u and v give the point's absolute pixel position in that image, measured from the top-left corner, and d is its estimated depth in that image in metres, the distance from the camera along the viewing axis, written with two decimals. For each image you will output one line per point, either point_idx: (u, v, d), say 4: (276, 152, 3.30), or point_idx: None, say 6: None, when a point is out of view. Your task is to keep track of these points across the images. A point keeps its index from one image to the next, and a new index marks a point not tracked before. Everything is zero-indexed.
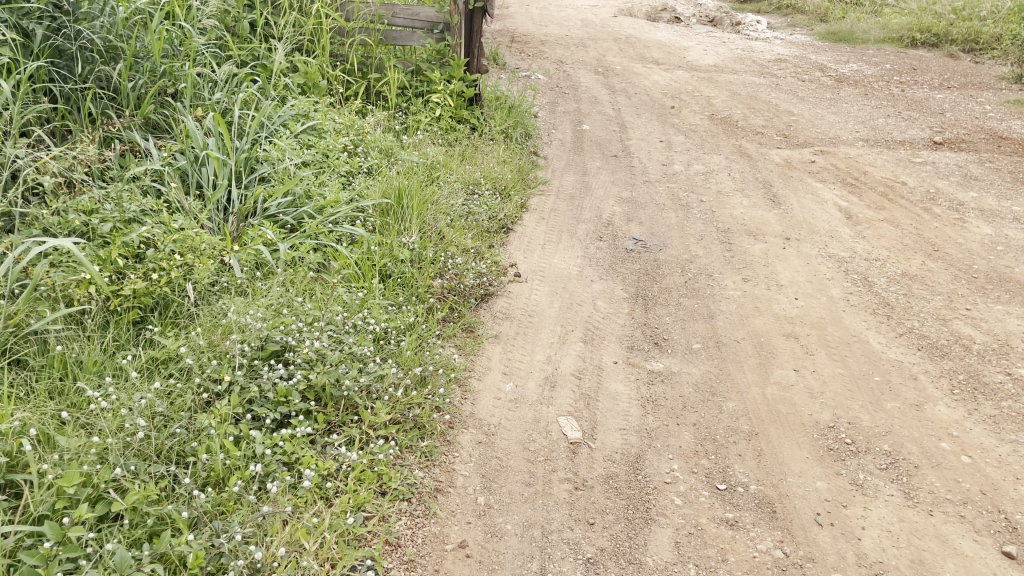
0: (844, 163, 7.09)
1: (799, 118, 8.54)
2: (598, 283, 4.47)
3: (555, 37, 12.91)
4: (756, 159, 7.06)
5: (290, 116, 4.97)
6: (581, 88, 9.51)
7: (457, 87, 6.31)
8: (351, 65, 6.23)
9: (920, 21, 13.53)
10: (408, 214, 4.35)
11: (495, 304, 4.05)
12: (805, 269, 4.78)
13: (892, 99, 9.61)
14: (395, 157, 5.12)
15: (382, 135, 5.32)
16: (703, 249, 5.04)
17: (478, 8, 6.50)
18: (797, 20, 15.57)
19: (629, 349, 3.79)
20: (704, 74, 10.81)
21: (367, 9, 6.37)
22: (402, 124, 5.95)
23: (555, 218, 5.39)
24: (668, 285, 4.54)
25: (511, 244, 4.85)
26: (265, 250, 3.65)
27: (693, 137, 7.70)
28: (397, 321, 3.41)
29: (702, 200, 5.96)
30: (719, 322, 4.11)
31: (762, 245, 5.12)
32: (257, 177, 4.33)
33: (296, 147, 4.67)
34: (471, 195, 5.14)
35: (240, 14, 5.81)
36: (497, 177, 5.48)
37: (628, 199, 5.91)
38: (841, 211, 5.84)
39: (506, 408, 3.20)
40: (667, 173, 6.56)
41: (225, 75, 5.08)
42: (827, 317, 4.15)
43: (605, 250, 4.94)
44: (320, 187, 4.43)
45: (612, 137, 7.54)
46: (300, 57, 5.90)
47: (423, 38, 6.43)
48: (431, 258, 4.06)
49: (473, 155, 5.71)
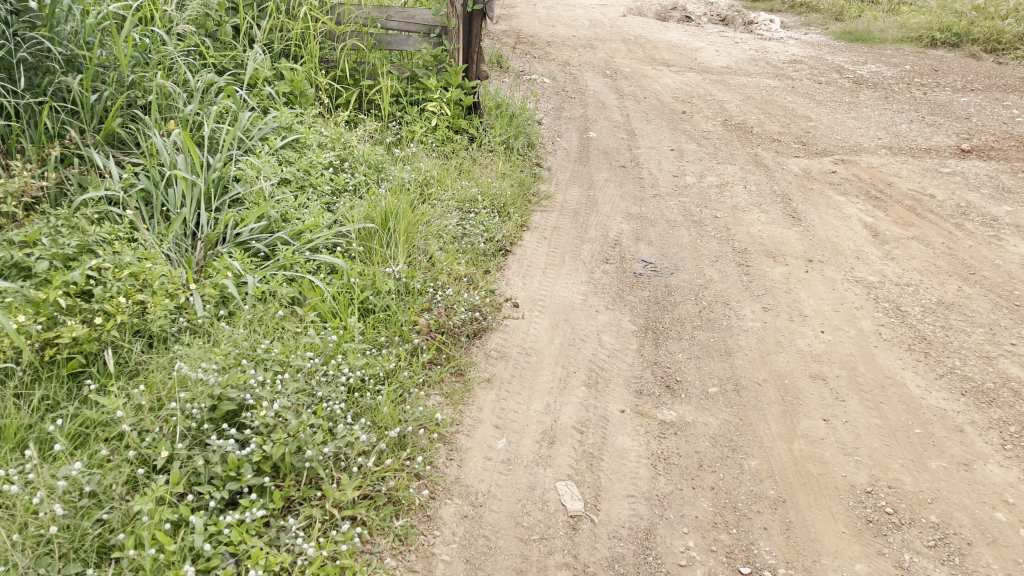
0: (867, 173, 6.66)
1: (818, 124, 8.10)
2: (603, 312, 4.07)
3: (562, 37, 12.52)
4: (772, 170, 6.65)
5: (271, 129, 4.60)
6: (588, 92, 9.11)
7: (454, 95, 5.93)
8: (341, 71, 5.86)
9: (940, 20, 13.05)
10: (394, 239, 3.97)
11: (488, 341, 3.65)
12: (831, 296, 4.37)
13: (914, 103, 9.15)
14: (385, 174, 4.76)
15: (371, 149, 4.95)
16: (719, 273, 4.64)
17: (477, 11, 6.07)
18: (812, 19, 15.09)
19: (638, 395, 3.39)
20: (716, 77, 10.38)
21: (359, 12, 5.95)
22: (395, 135, 5.57)
23: (558, 238, 4.99)
24: (681, 315, 4.14)
25: (509, 268, 4.46)
26: (230, 284, 3.29)
27: (706, 145, 7.29)
28: (374, 367, 3.03)
29: (716, 216, 5.55)
30: (738, 361, 3.71)
31: (783, 268, 4.71)
32: (229, 199, 3.96)
33: (275, 164, 4.30)
34: (466, 213, 4.76)
35: (222, 18, 5.46)
36: (495, 193, 5.09)
37: (636, 215, 5.51)
38: (867, 228, 5.41)
39: (497, 472, 2.81)
40: (678, 185, 6.16)
41: (201, 84, 4.73)
42: (858, 355, 3.74)
43: (611, 274, 4.54)
44: (299, 209, 4.06)
45: (620, 145, 7.13)
46: (286, 63, 5.53)
47: (419, 43, 6.01)
48: (418, 290, 3.69)
49: (470, 168, 5.32)
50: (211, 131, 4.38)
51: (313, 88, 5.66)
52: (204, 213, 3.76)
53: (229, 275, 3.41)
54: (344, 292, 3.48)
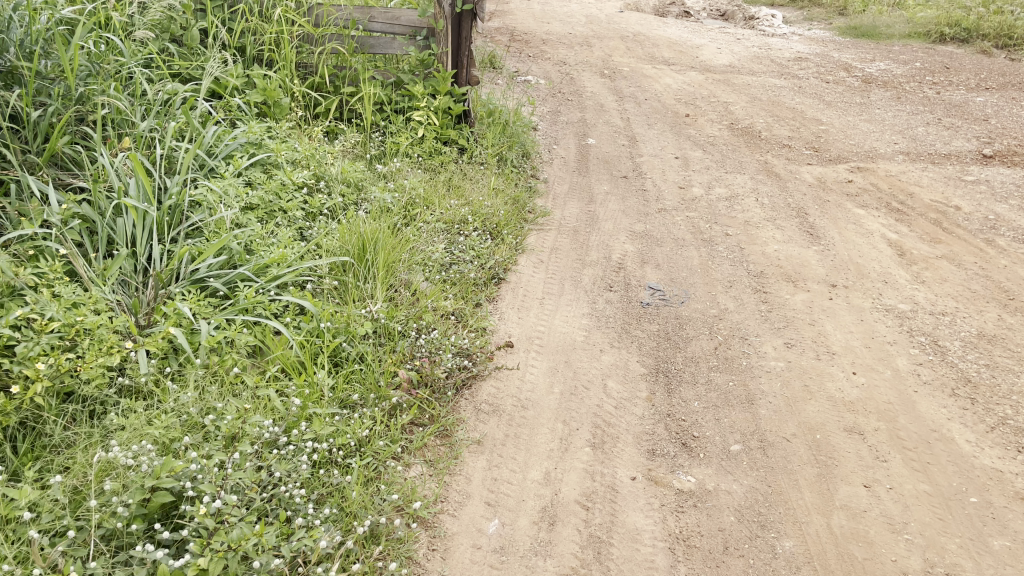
0: (886, 183, 6.24)
1: (829, 127, 7.67)
2: (608, 352, 3.64)
3: (557, 34, 12.08)
4: (785, 179, 6.22)
5: (237, 146, 4.16)
6: (586, 94, 8.68)
7: (443, 103, 5.49)
8: (320, 78, 5.41)
9: (948, 15, 12.62)
10: (371, 273, 3.55)
11: (480, 391, 3.21)
12: (860, 328, 3.95)
13: (928, 103, 8.72)
14: (365, 194, 4.34)
15: (350, 166, 4.52)
16: (734, 301, 4.21)
17: (466, 11, 5.63)
18: (814, 14, 14.64)
19: (650, 456, 2.96)
20: (720, 76, 9.94)
21: (339, 13, 5.50)
22: (378, 149, 5.12)
23: (557, 263, 4.55)
24: (695, 353, 3.71)
25: (502, 300, 4.03)
26: (179, 334, 2.85)
27: (712, 152, 6.85)
28: (343, 435, 2.61)
29: (727, 233, 5.12)
30: (762, 411, 3.28)
31: (805, 295, 4.29)
32: (186, 228, 3.52)
33: (241, 186, 3.86)
34: (455, 237, 4.33)
35: (188, 21, 5.01)
36: (486, 213, 4.65)
37: (641, 233, 5.08)
38: (891, 246, 4.99)
39: (488, 565, 2.40)
40: (685, 198, 5.73)
41: (162, 96, 4.29)
42: (897, 403, 3.32)
43: (616, 304, 4.11)
44: (266, 239, 3.63)
45: (621, 153, 6.70)
46: (259, 70, 5.08)
47: (404, 46, 5.55)
48: (399, 332, 3.26)
49: (460, 185, 4.90)
50: (169, 149, 3.94)
51: (289, 97, 5.21)
52: (157, 246, 3.32)
53: (179, 325, 2.96)
54: (311, 341, 3.05)
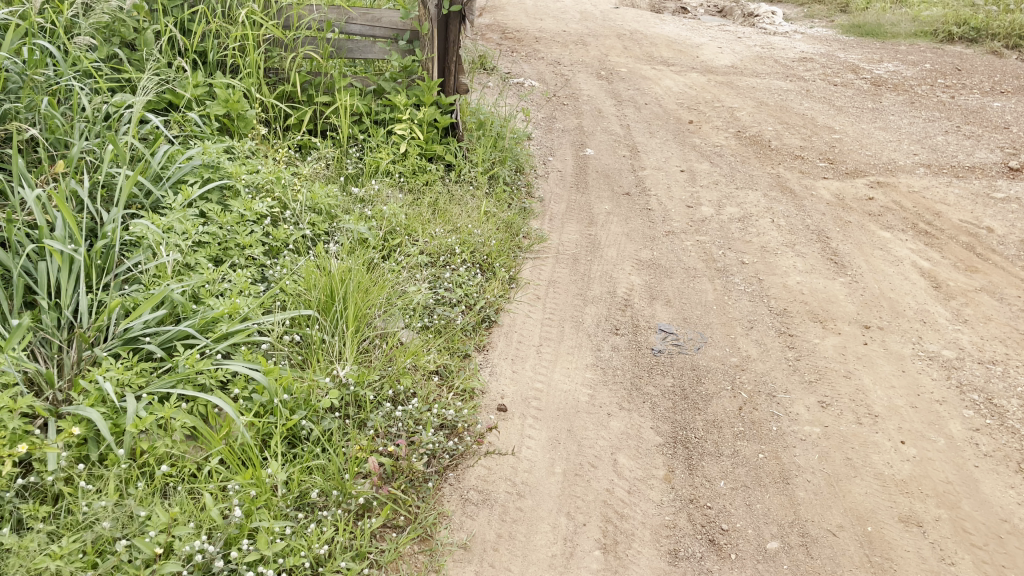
0: (910, 200, 5.76)
1: (843, 136, 7.18)
2: (617, 416, 3.13)
3: (552, 32, 11.55)
4: (801, 196, 5.73)
5: (190, 168, 3.62)
6: (582, 97, 8.17)
7: (428, 115, 4.96)
8: (291, 86, 4.87)
9: (957, 13, 12.14)
10: (339, 325, 3.04)
11: (467, 474, 2.70)
12: (903, 382, 3.46)
13: (944, 109, 8.24)
14: (337, 226, 3.82)
15: (321, 188, 4.00)
16: (756, 348, 3.71)
17: (455, 12, 5.06)
18: (815, 11, 14.13)
19: (672, 561, 2.47)
20: (722, 78, 9.44)
21: (312, 15, 4.97)
22: (355, 167, 4.61)
23: (555, 300, 4.04)
24: (717, 415, 3.21)
25: (494, 349, 3.52)
26: (98, 418, 2.32)
27: (720, 164, 6.36)
28: (295, 555, 2.13)
29: (743, 261, 4.63)
30: (800, 493, 2.79)
31: (835, 340, 3.80)
32: (122, 273, 3.00)
33: (191, 219, 3.33)
34: (440, 272, 3.82)
35: (141, 23, 4.48)
36: (475, 243, 4.15)
37: (648, 261, 4.58)
38: (925, 277, 4.51)
39: None
40: (694, 219, 5.23)
41: (104, 109, 3.75)
42: (958, 484, 2.85)
43: (623, 352, 3.60)
44: (218, 283, 3.11)
45: (622, 166, 6.20)
46: (221, 78, 4.55)
47: (387, 50, 5.06)
48: (372, 403, 2.75)
49: (446, 210, 4.40)
50: (106, 176, 3.40)
51: (254, 108, 4.68)
52: (84, 298, 2.80)
53: (100, 405, 2.43)
54: (264, 419, 2.54)
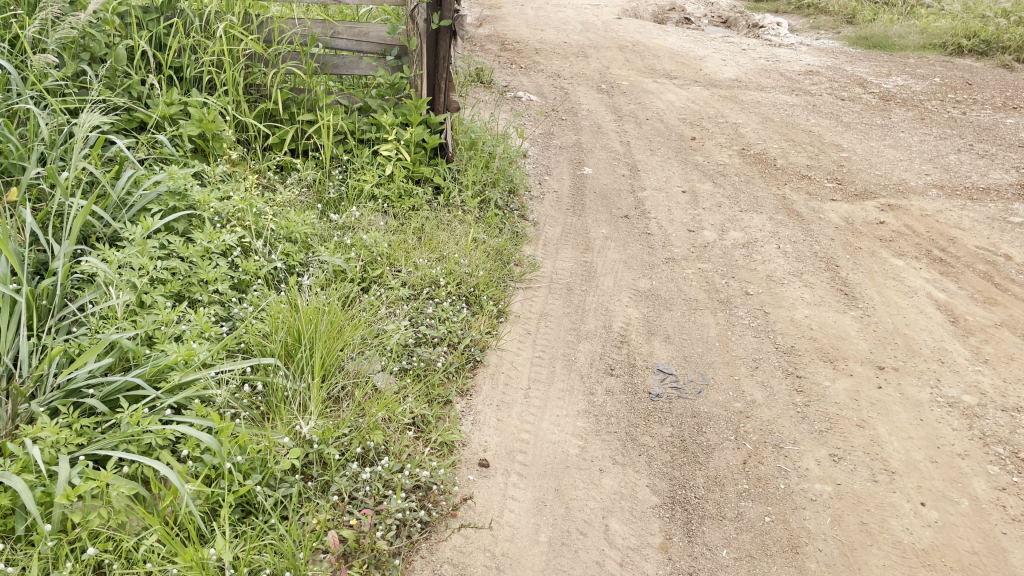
0: (922, 224, 5.50)
1: (851, 154, 6.92)
2: (610, 471, 2.87)
3: (552, 43, 11.31)
4: (808, 220, 5.47)
5: (155, 195, 3.38)
6: (581, 112, 7.92)
7: (415, 135, 4.71)
8: (273, 104, 4.65)
9: (966, 25, 11.90)
10: (305, 373, 2.79)
11: (440, 546, 2.45)
12: (921, 433, 3.19)
13: (956, 126, 7.99)
14: (312, 258, 3.58)
15: (297, 216, 3.76)
16: (762, 392, 3.45)
17: (445, 27, 4.82)
18: (821, 21, 13.88)
19: None
20: (726, 92, 9.20)
21: (296, 28, 4.71)
22: (336, 191, 4.37)
23: (546, 335, 3.78)
24: (720, 470, 2.94)
25: (479, 393, 3.25)
26: (22, 488, 2.05)
27: (723, 185, 6.11)
28: None
29: (747, 292, 4.37)
30: (811, 565, 2.53)
31: (847, 382, 3.53)
32: (71, 314, 2.75)
33: (151, 253, 3.08)
34: (423, 307, 3.57)
35: (112, 38, 4.25)
36: (461, 274, 3.90)
37: (647, 292, 4.32)
38: (941, 311, 4.24)
39: None
40: (696, 244, 4.98)
41: (65, 130, 3.51)
42: (985, 556, 2.59)
43: (618, 397, 3.32)
44: (176, 325, 2.86)
45: (621, 186, 5.96)
46: (196, 96, 4.32)
47: (374, 66, 4.81)
48: (336, 465, 2.50)
49: (432, 238, 4.16)
50: (60, 205, 3.15)
51: (232, 127, 4.45)
52: (24, 343, 2.54)
53: (28, 471, 2.17)
54: (214, 485, 2.29)
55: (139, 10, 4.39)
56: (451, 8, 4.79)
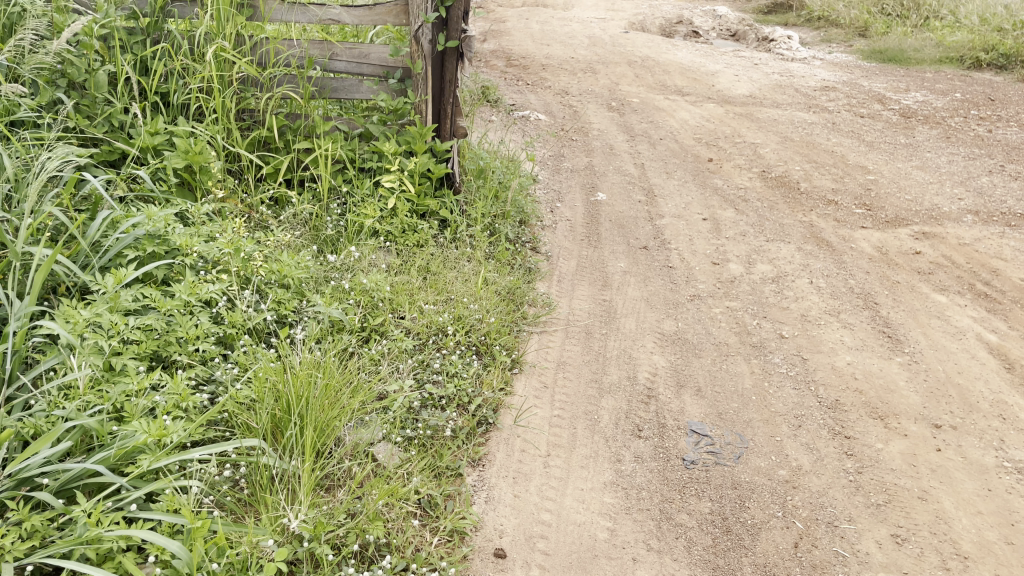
0: (962, 254, 5.15)
1: (878, 177, 6.58)
2: (645, 561, 2.52)
3: (559, 58, 11.01)
4: (839, 250, 5.12)
5: (132, 239, 3.06)
6: (591, 132, 7.60)
7: (421, 165, 4.37)
8: (267, 130, 4.32)
9: (983, 38, 11.57)
10: (295, 452, 2.45)
11: None
12: (992, 507, 2.84)
13: (983, 145, 7.64)
14: (306, 308, 3.24)
15: (291, 257, 3.43)
16: (809, 456, 3.09)
17: (452, 48, 4.48)
18: (832, 34, 13.55)
19: None
20: (740, 109, 8.87)
21: (292, 51, 4.43)
22: (334, 228, 4.04)
23: (565, 390, 3.42)
24: (770, 557, 2.59)
25: (493, 463, 2.87)
26: None
27: (745, 211, 5.77)
28: None
29: (782, 334, 4.02)
30: None
31: (902, 444, 3.18)
32: (28, 384, 2.42)
33: (124, 307, 2.76)
34: (429, 363, 3.22)
35: (93, 63, 3.95)
36: (471, 321, 3.56)
37: (673, 335, 3.97)
38: (995, 355, 3.89)
39: None
40: (721, 279, 4.63)
41: (34, 166, 3.19)
42: None
43: (648, 465, 2.97)
44: (149, 394, 2.52)
45: (638, 214, 5.62)
46: (183, 125, 4.02)
47: (374, 90, 4.51)
48: (329, 568, 2.17)
49: (438, 280, 3.83)
50: (23, 254, 2.83)
51: (221, 158, 4.14)
52: None
53: None
54: None
55: (124, 32, 4.10)
56: (458, 28, 4.44)
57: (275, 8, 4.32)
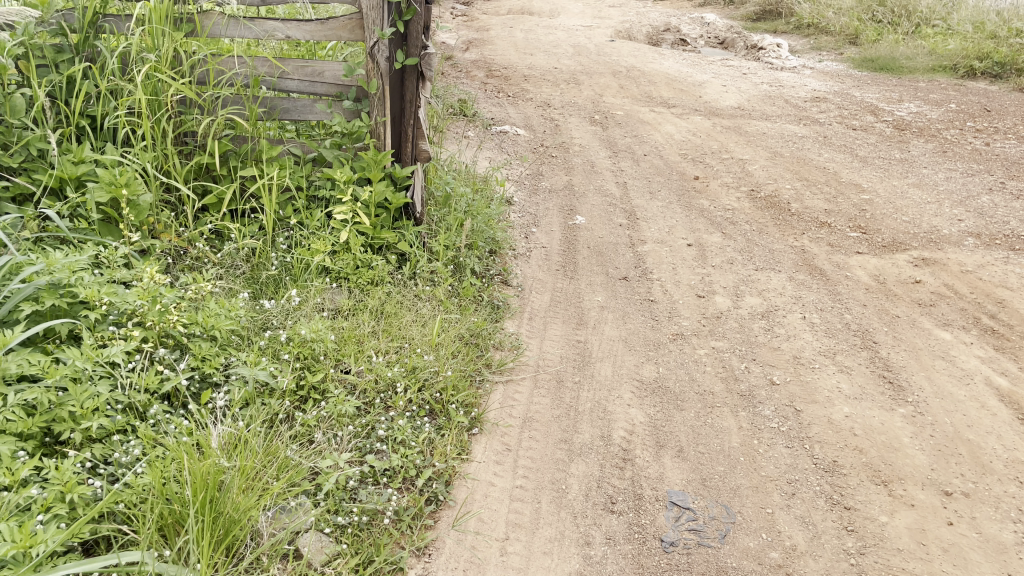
0: (964, 283, 4.80)
1: (873, 196, 6.23)
2: None
3: (542, 68, 10.66)
4: (834, 280, 4.77)
5: (31, 290, 2.67)
6: (572, 148, 7.23)
7: (376, 195, 3.99)
8: (209, 156, 3.93)
9: (977, 46, 11.29)
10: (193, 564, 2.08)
11: None
12: None
13: (981, 160, 7.33)
14: (233, 366, 2.86)
15: (220, 306, 3.05)
16: (804, 533, 2.73)
17: (411, 66, 4.13)
18: (822, 42, 13.26)
19: None
20: (728, 122, 8.52)
21: (237, 68, 4.05)
22: (278, 267, 3.67)
23: (531, 453, 3.04)
24: None
25: (441, 552, 2.52)
26: None
27: (733, 235, 5.41)
28: None
29: (773, 380, 3.65)
30: None
31: (909, 516, 2.82)
32: None
33: (10, 376, 2.38)
34: (372, 430, 2.84)
35: (9, 84, 3.56)
36: (425, 374, 3.17)
37: (653, 382, 3.59)
38: (1007, 403, 3.53)
39: None
40: (707, 314, 4.26)
41: None
42: None
43: (621, 551, 2.61)
44: (26, 487, 2.15)
45: (618, 239, 5.25)
46: (110, 154, 3.64)
47: (329, 112, 4.13)
48: None
49: (392, 324, 3.44)
50: None
51: (155, 188, 3.76)
52: None
53: None
54: None
55: (47, 50, 3.71)
56: (417, 44, 4.10)
57: (216, 21, 3.96)
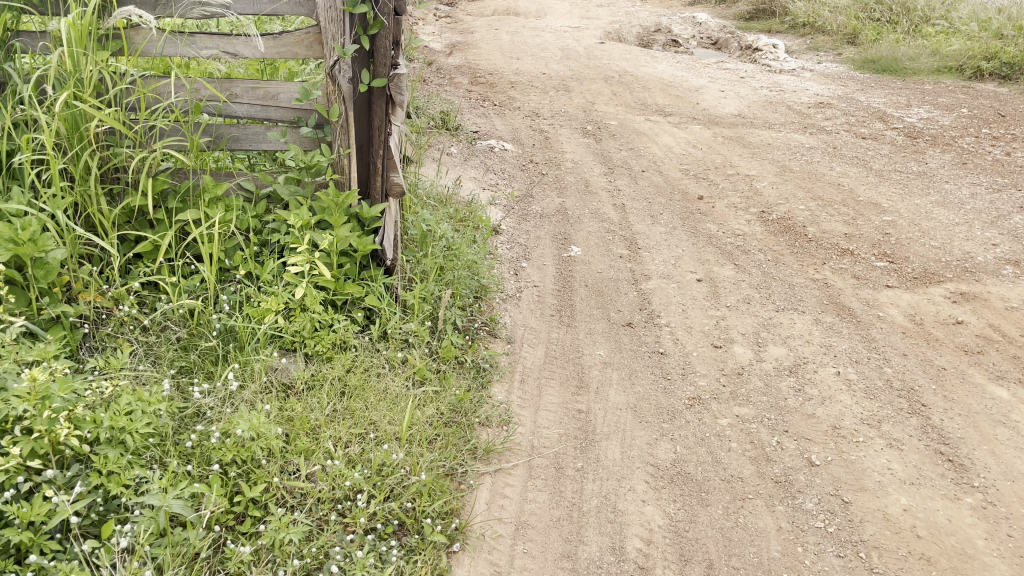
0: (1011, 323, 4.25)
1: (896, 217, 5.68)
2: None
3: (530, 74, 10.07)
4: (866, 322, 4.20)
5: None
6: (563, 164, 6.65)
7: (338, 241, 3.36)
8: (140, 198, 3.30)
9: (983, 45, 10.78)
10: None
11: None
12: None
13: (1004, 172, 6.79)
14: (148, 482, 2.27)
15: (139, 401, 2.45)
16: None
17: (379, 88, 3.50)
18: (819, 42, 12.71)
19: None
20: (729, 132, 7.95)
21: (176, 91, 3.43)
22: (219, 335, 3.08)
23: None
24: None
25: None
26: None
27: (747, 267, 4.84)
28: None
29: (812, 460, 3.07)
30: None
31: None
32: None
33: None
34: (325, 564, 2.26)
35: None
36: (394, 478, 2.58)
37: (669, 467, 3.01)
38: None
39: None
40: (727, 371, 3.68)
41: None
42: None
43: None
44: None
45: (619, 274, 4.67)
46: (15, 200, 3.01)
47: (285, 142, 3.53)
48: None
49: (356, 406, 2.83)
50: None
51: (72, 238, 3.12)
52: None
53: None
54: None
55: None
56: (386, 62, 3.46)
57: (149, 37, 3.35)
